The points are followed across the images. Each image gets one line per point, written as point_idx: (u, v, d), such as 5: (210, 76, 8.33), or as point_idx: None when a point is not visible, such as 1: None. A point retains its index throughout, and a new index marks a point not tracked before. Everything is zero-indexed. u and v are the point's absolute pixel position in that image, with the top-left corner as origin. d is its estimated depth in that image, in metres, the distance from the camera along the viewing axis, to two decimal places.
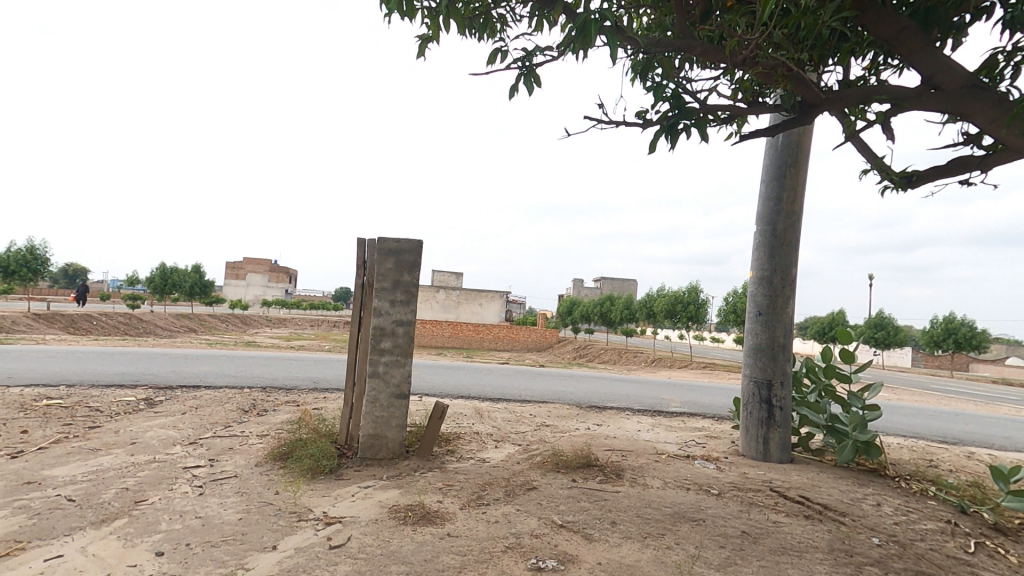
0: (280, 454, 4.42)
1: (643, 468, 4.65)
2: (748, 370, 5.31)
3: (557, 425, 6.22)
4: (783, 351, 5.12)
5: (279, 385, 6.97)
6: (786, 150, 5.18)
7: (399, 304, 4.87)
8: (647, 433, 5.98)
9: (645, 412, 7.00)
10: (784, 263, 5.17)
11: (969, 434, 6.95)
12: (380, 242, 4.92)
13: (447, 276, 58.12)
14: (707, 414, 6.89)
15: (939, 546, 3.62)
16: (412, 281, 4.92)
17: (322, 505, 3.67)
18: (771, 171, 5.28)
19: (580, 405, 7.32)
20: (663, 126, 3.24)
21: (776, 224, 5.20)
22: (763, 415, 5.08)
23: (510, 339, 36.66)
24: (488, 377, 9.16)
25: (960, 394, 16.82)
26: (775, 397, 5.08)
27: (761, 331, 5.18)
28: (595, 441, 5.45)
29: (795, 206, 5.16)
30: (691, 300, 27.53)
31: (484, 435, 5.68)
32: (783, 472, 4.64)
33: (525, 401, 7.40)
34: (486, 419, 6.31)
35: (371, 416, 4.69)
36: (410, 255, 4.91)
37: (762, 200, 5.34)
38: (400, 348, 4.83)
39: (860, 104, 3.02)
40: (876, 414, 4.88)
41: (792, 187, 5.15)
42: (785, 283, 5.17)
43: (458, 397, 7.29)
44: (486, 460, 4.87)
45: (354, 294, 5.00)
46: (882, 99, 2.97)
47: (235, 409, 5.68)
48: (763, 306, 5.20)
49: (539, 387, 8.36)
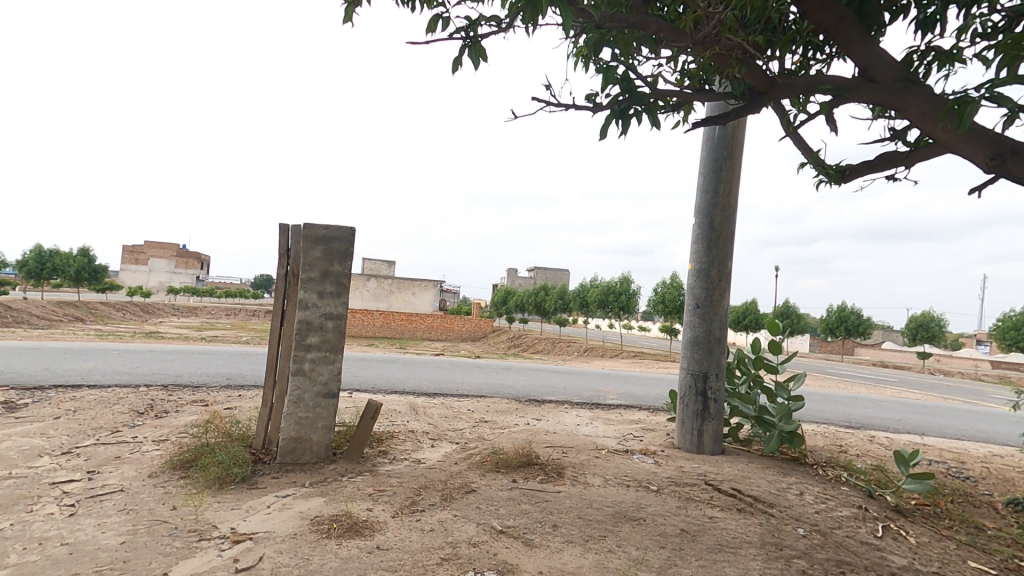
0: (183, 462, 3.95)
1: (583, 465, 4.56)
2: (684, 363, 5.35)
3: (495, 421, 6.04)
4: (718, 343, 5.20)
5: (186, 383, 6.33)
6: (722, 142, 5.20)
7: (328, 297, 4.48)
8: (585, 428, 5.93)
9: (584, 405, 6.98)
10: (720, 257, 5.24)
11: (875, 417, 7.39)
12: (307, 228, 4.48)
13: (379, 264, 56.54)
14: (643, 406, 6.95)
15: (855, 533, 3.60)
16: (342, 271, 4.54)
17: (230, 521, 3.28)
18: (708, 163, 5.29)
19: (518, 398, 7.19)
20: (614, 111, 3.09)
21: (713, 217, 5.23)
22: (699, 407, 5.13)
23: (443, 328, 36.17)
24: (425, 370, 8.85)
25: (862, 377, 18.27)
26: (711, 389, 5.15)
27: (698, 325, 5.23)
28: (533, 437, 5.32)
29: (731, 200, 5.21)
30: (623, 291, 28.25)
31: (419, 433, 5.39)
32: (716, 463, 4.69)
33: (463, 396, 7.17)
34: (422, 416, 6.02)
35: (294, 417, 4.28)
36: (343, 244, 4.52)
37: (700, 193, 5.36)
38: (329, 344, 4.44)
39: (806, 93, 2.98)
40: (800, 403, 4.86)
41: (728, 180, 5.19)
42: (721, 277, 5.24)
43: (392, 392, 6.93)
44: (421, 462, 4.59)
45: (276, 284, 4.55)
46: (826, 89, 2.94)
47: (128, 412, 5.06)
48: (700, 299, 5.27)
49: (476, 381, 8.15)
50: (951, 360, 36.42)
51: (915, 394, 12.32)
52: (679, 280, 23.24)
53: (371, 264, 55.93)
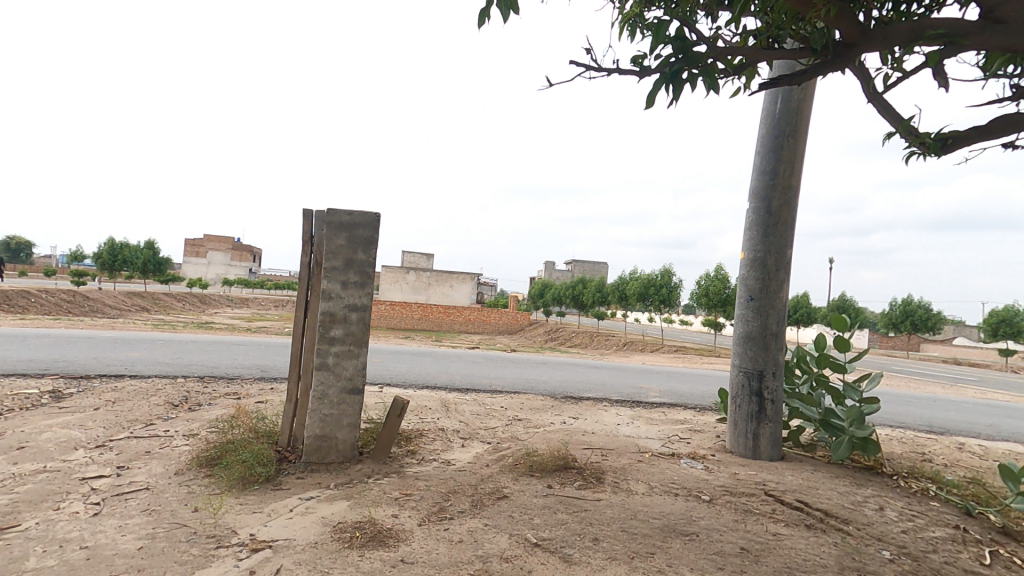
0: (205, 458, 3.78)
1: (625, 470, 4.19)
2: (737, 360, 4.88)
3: (530, 419, 5.74)
4: (777, 339, 4.71)
5: (219, 375, 6.26)
6: (783, 118, 4.69)
7: (352, 286, 4.27)
8: (626, 428, 5.53)
9: (624, 403, 6.58)
10: (779, 244, 4.73)
11: (954, 422, 6.70)
12: (329, 215, 4.27)
13: (417, 259, 57.07)
14: (687, 405, 6.50)
15: (954, 559, 3.15)
16: (367, 260, 4.33)
17: (250, 526, 3.07)
18: (767, 142, 4.79)
19: (554, 395, 6.84)
20: (667, 75, 2.69)
21: (771, 201, 4.73)
22: (753, 409, 4.67)
23: (480, 322, 36.09)
24: (457, 365, 8.59)
25: (923, 377, 17.04)
26: (767, 389, 4.67)
27: (753, 318, 4.76)
28: (571, 438, 4.98)
29: (793, 181, 4.69)
30: (663, 283, 27.37)
31: (449, 432, 5.13)
32: (776, 471, 4.23)
33: (496, 392, 6.87)
34: (453, 414, 5.77)
35: (318, 414, 4.07)
36: (366, 231, 4.31)
37: (756, 175, 4.87)
38: (353, 337, 4.23)
39: (909, 41, 2.55)
40: (875, 407, 4.43)
41: (790, 160, 4.68)
42: (779, 266, 4.74)
43: (422, 388, 6.72)
44: (451, 463, 4.33)
45: (300, 274, 4.35)
46: (936, 35, 2.50)
47: (161, 404, 4.98)
48: (755, 291, 4.78)
49: (510, 376, 7.85)
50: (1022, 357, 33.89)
51: (986, 395, 11.31)
52: (723, 272, 22.26)
53: (409, 257, 56.36)
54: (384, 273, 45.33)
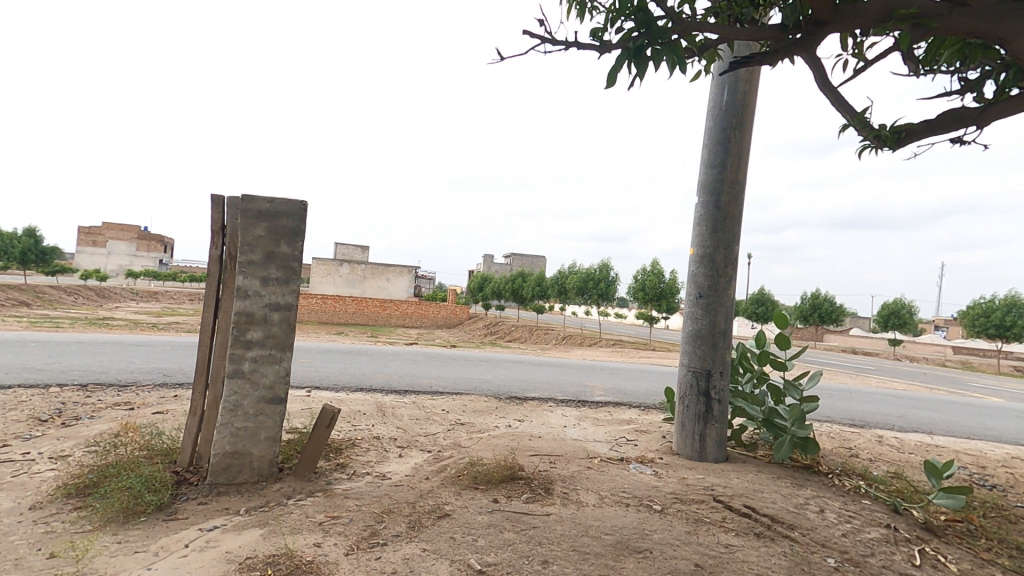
0: (78, 489, 3.22)
1: (573, 478, 3.97)
2: (685, 359, 4.80)
3: (473, 423, 5.43)
4: (723, 337, 4.66)
5: (108, 381, 5.52)
6: (730, 111, 4.56)
7: (273, 283, 3.79)
8: (572, 430, 5.34)
9: (569, 403, 6.42)
10: (726, 241, 4.66)
11: (873, 414, 6.95)
12: (245, 201, 3.75)
13: (352, 250, 55.31)
14: (632, 403, 6.42)
15: (892, 561, 3.10)
16: (291, 254, 3.85)
17: (132, 571, 2.57)
18: (714, 135, 4.66)
19: (498, 396, 6.57)
20: (628, 52, 2.44)
21: (719, 197, 4.64)
22: (701, 409, 4.59)
23: (418, 315, 35.35)
24: (396, 364, 8.14)
25: (839, 365, 18.18)
26: (714, 388, 4.60)
27: (701, 317, 4.69)
28: (517, 444, 4.73)
29: (740, 175, 4.60)
30: (602, 277, 27.79)
31: (385, 440, 4.73)
32: (721, 473, 4.16)
33: (437, 393, 6.52)
34: (389, 419, 5.35)
35: (229, 428, 3.57)
36: (292, 222, 3.84)
37: (703, 170, 4.76)
38: (274, 340, 3.75)
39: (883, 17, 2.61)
40: (814, 406, 4.29)
41: (737, 154, 4.57)
42: (726, 263, 4.67)
43: (357, 390, 6.25)
44: (386, 477, 3.94)
45: (209, 268, 3.80)
46: (909, 14, 2.55)
47: (26, 420, 4.26)
48: (704, 289, 4.71)
49: (452, 375, 7.50)
50: (919, 348, 37.15)
51: (898, 384, 12.09)
52: (659, 267, 22.82)
53: (344, 248, 54.40)
54: (318, 264, 43.50)
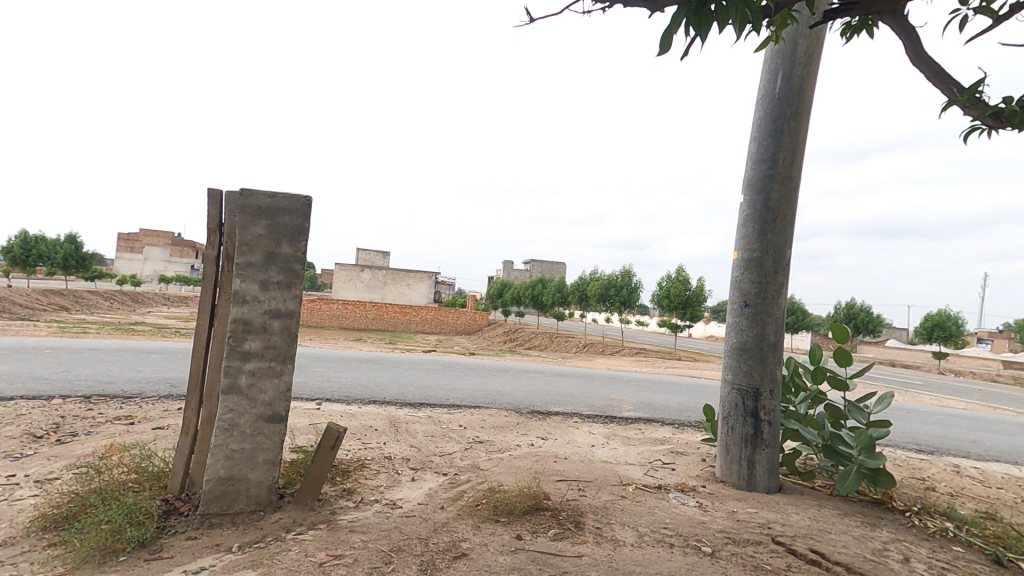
0: (58, 520, 2.86)
1: (607, 510, 3.50)
2: (729, 375, 4.30)
3: (493, 441, 5.01)
4: (774, 352, 4.15)
5: (112, 393, 5.21)
6: (784, 99, 4.08)
7: (274, 286, 3.43)
8: (602, 451, 4.86)
9: (596, 418, 5.94)
10: (778, 243, 4.16)
11: (935, 436, 6.34)
12: (242, 197, 3.39)
13: (373, 257, 55.48)
14: (665, 421, 5.91)
15: None
16: (293, 254, 3.49)
17: None
18: (765, 126, 4.19)
19: (519, 410, 6.13)
20: (690, 8, 2.01)
21: (769, 194, 4.15)
22: (748, 432, 4.07)
23: (437, 322, 35.09)
24: (411, 373, 7.75)
25: (878, 380, 17.23)
26: (763, 409, 4.09)
27: (747, 328, 4.19)
28: (542, 467, 4.28)
29: (794, 171, 4.12)
30: (624, 284, 27.19)
31: (397, 461, 4.32)
32: (778, 507, 3.65)
33: (455, 407, 6.10)
34: (403, 436, 4.95)
35: (224, 450, 3.20)
36: (293, 217, 3.48)
37: (751, 165, 4.30)
38: (274, 351, 3.38)
39: None
40: (885, 431, 3.77)
41: (791, 147, 4.09)
42: (777, 268, 4.17)
43: (369, 403, 5.86)
44: (397, 505, 3.53)
45: (204, 270, 3.44)
46: None
47: (19, 435, 3.94)
48: (751, 297, 4.22)
49: (470, 387, 7.08)
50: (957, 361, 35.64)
51: (946, 402, 11.32)
52: (684, 274, 22.16)
53: (364, 253, 54.58)
54: (338, 269, 43.66)
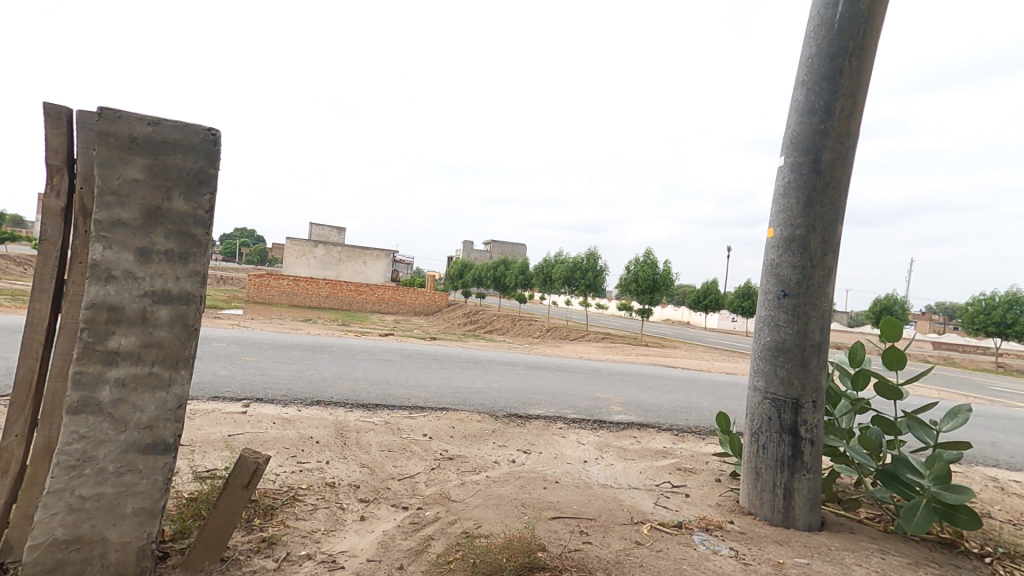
0: None
1: (622, 565, 2.63)
2: (759, 380, 3.47)
3: (465, 457, 4.10)
4: (817, 353, 3.32)
5: None
6: (844, 31, 3.20)
7: (159, 257, 2.34)
8: (597, 471, 4.02)
9: (583, 425, 5.13)
10: (827, 218, 3.32)
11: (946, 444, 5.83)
12: (103, 121, 2.27)
13: (327, 232, 53.06)
14: (661, 427, 5.18)
15: None
16: (191, 210, 2.40)
17: None
18: (816, 68, 3.31)
19: (494, 413, 5.26)
20: None
21: (820, 154, 3.29)
22: (785, 453, 3.25)
23: (396, 302, 33.79)
24: (367, 365, 6.74)
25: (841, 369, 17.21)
26: (804, 424, 3.25)
27: (786, 324, 3.36)
28: (528, 496, 3.40)
29: (852, 125, 3.27)
30: (590, 268, 26.64)
31: (342, 488, 3.33)
32: (832, 554, 2.87)
33: (418, 410, 5.16)
34: (352, 450, 3.95)
35: (66, 500, 2.14)
36: (187, 158, 2.39)
37: (795, 120, 3.43)
38: (157, 350, 2.31)
39: None
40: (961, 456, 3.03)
41: (850, 96, 3.23)
42: (825, 249, 3.33)
43: (312, 404, 4.83)
44: (336, 565, 2.54)
45: (46, 229, 2.31)
46: None
47: None
48: (792, 284, 3.38)
49: (435, 383, 6.15)
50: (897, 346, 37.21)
51: (920, 394, 11.18)
52: (652, 258, 21.72)
53: (318, 229, 52.14)
54: (290, 244, 41.45)
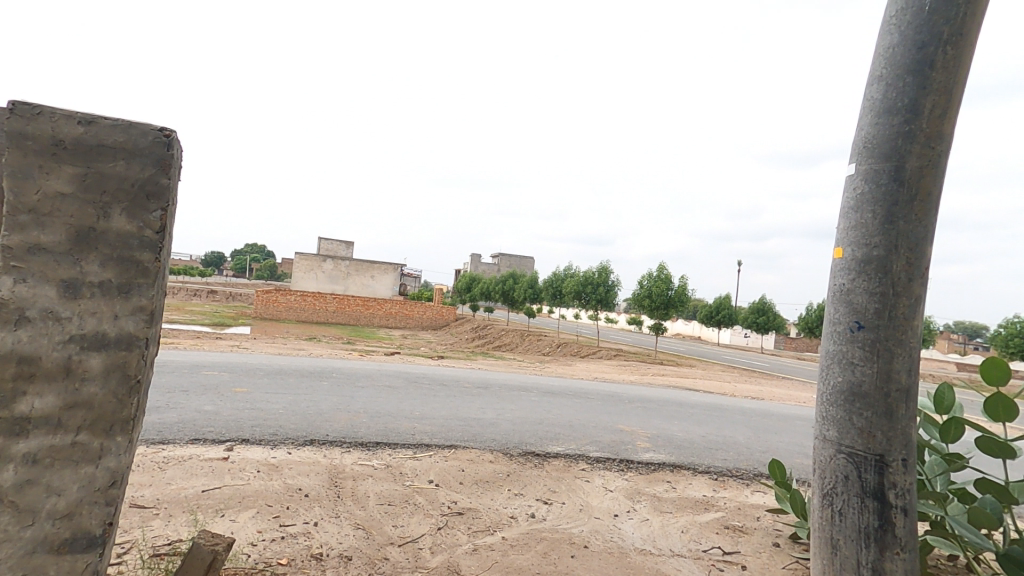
0: None
1: None
2: (831, 431, 2.89)
3: (477, 511, 3.53)
4: (904, 400, 2.74)
5: None
6: (938, 12, 2.65)
7: (91, 291, 1.80)
8: (631, 530, 3.43)
9: (609, 467, 4.56)
10: (912, 236, 2.74)
11: None
12: (16, 118, 1.75)
13: (334, 246, 52.84)
14: (697, 470, 4.60)
15: None
16: (134, 231, 1.86)
17: None
18: (900, 59, 2.77)
19: (508, 453, 4.71)
20: None
21: (904, 161, 2.73)
22: (872, 524, 2.68)
23: (403, 316, 33.33)
24: (368, 392, 6.21)
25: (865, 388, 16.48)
26: (893, 488, 2.68)
27: (863, 363, 2.78)
28: (555, 570, 2.81)
29: (945, 125, 2.71)
30: (601, 283, 26.06)
31: (331, 560, 2.76)
32: None
33: (424, 449, 4.61)
34: (347, 505, 3.39)
35: None
36: (130, 164, 1.86)
37: (870, 121, 2.88)
38: (85, 413, 1.77)
39: None
40: None
41: (944, 91, 2.68)
42: (911, 274, 2.75)
43: (304, 445, 4.28)
44: None
45: None
46: None
47: None
48: (869, 317, 2.80)
49: (442, 415, 5.61)
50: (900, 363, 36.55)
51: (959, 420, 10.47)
52: (665, 273, 21.11)
53: (326, 242, 51.94)
54: (297, 258, 41.23)
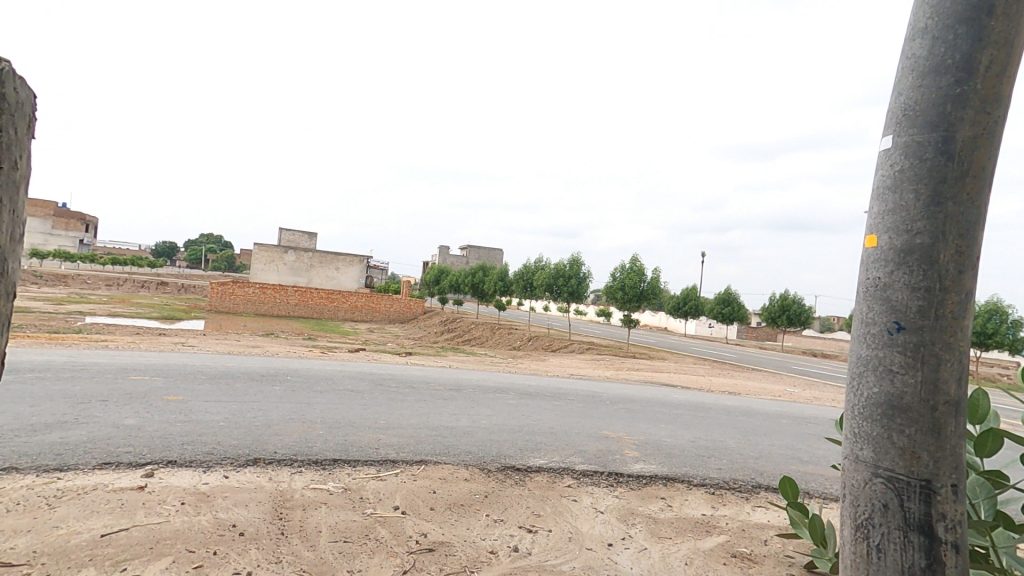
0: None
1: None
2: (864, 451, 2.39)
3: (450, 545, 3.01)
4: (955, 415, 2.25)
5: None
6: None
7: None
8: (629, 564, 2.96)
9: (597, 483, 4.10)
10: (963, 220, 2.23)
11: None
12: None
13: (297, 237, 51.04)
14: (692, 483, 4.20)
15: None
16: None
17: None
18: (950, 5, 2.27)
19: (485, 468, 4.20)
20: None
21: (955, 128, 2.22)
22: (918, 562, 2.23)
23: (369, 310, 32.33)
24: (327, 398, 5.58)
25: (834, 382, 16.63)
26: (942, 521, 2.22)
27: (903, 372, 2.26)
28: None
29: (1003, 87, 2.22)
30: (572, 275, 25.74)
31: None
32: None
33: (389, 466, 4.06)
34: (291, 544, 2.80)
35: None
36: None
37: (911, 82, 2.38)
38: None
39: None
40: None
41: (1004, 44, 2.18)
42: (962, 266, 2.24)
43: (246, 466, 3.66)
44: None
45: None
46: None
47: None
48: (910, 316, 2.28)
49: (410, 424, 5.05)
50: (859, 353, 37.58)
51: None
52: (638, 264, 20.89)
53: (289, 233, 50.15)
54: (258, 249, 39.62)
